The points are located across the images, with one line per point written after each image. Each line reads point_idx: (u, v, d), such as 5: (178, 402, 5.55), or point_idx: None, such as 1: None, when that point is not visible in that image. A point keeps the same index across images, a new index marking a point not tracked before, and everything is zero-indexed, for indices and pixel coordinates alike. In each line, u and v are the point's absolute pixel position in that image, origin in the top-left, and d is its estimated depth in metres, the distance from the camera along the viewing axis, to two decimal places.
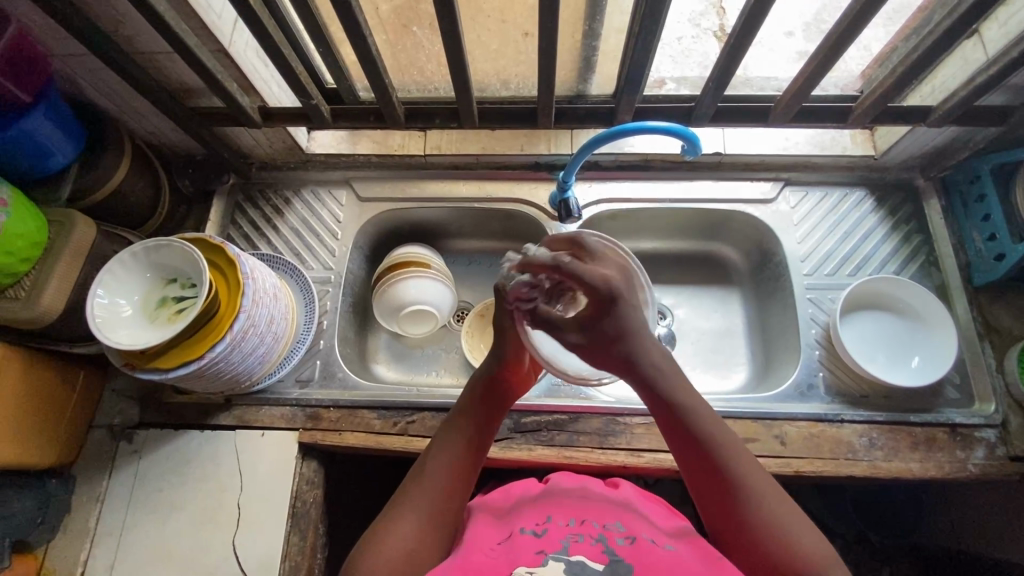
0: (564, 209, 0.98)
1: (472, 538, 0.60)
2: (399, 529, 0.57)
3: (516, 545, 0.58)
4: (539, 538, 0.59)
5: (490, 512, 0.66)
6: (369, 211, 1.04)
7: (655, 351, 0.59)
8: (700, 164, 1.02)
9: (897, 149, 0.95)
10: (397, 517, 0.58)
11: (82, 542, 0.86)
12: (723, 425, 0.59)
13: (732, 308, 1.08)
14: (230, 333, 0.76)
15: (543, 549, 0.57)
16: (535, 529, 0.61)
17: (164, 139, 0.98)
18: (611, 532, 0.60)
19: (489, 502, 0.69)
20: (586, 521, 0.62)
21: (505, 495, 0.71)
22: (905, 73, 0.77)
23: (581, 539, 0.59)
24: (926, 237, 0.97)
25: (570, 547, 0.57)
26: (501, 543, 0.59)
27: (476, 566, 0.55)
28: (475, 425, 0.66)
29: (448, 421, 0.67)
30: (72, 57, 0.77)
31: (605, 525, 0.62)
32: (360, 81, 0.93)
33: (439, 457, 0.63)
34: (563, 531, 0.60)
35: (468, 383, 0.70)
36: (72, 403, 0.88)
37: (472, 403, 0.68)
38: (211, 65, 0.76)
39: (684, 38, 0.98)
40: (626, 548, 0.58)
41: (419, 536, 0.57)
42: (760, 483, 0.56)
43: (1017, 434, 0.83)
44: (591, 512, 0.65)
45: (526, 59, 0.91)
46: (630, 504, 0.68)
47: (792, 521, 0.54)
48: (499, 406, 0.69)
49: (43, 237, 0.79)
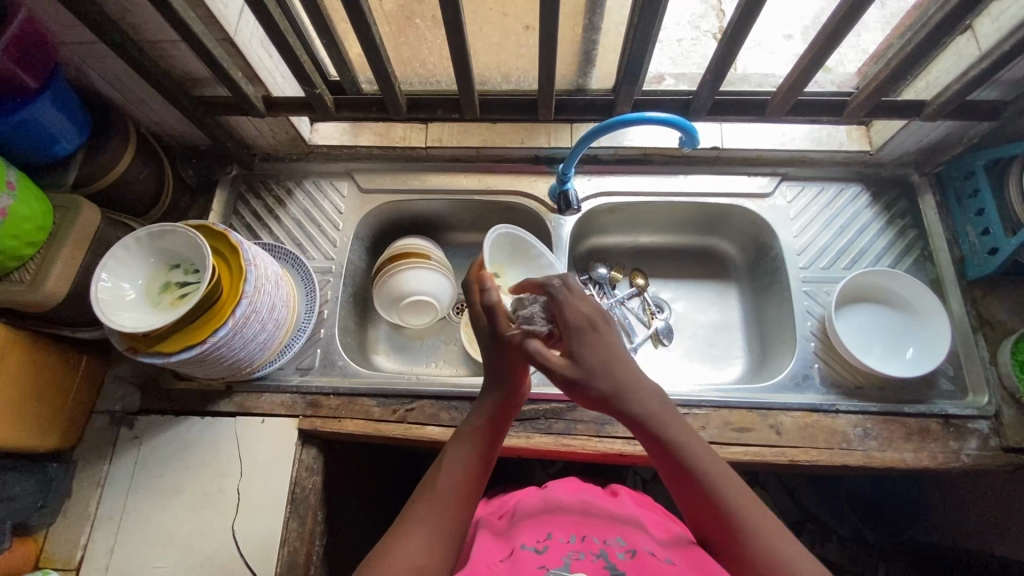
0: (564, 201, 0.98)
1: (474, 558, 0.61)
2: (411, 543, 0.57)
3: (518, 562, 0.59)
4: (540, 554, 0.60)
5: (491, 532, 0.68)
6: (371, 202, 1.05)
7: (639, 389, 0.59)
8: (697, 158, 1.03)
9: (892, 143, 0.96)
10: (408, 532, 0.58)
11: (83, 526, 0.86)
12: (695, 436, 0.59)
13: (729, 302, 1.09)
14: (232, 318, 0.77)
15: (544, 564, 0.58)
16: (537, 545, 0.62)
17: (168, 128, 0.99)
18: (612, 547, 0.61)
19: (491, 521, 0.71)
20: (586, 538, 0.63)
21: (505, 511, 0.73)
22: (898, 67, 0.78)
23: (581, 557, 0.59)
24: (920, 232, 0.98)
25: (571, 564, 0.58)
26: (503, 561, 0.60)
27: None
28: (491, 437, 0.66)
29: (462, 435, 0.66)
30: (81, 44, 0.78)
31: (605, 541, 0.62)
32: (363, 73, 0.94)
33: (450, 472, 0.63)
34: (564, 548, 0.61)
35: (482, 394, 0.69)
36: (75, 388, 0.89)
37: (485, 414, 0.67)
38: (216, 52, 0.77)
39: (683, 40, 1.00)
40: (627, 562, 0.58)
41: (429, 551, 0.57)
42: (732, 486, 0.56)
43: (1010, 425, 0.84)
44: (591, 527, 0.65)
45: (526, 52, 0.92)
46: (629, 518, 0.69)
47: (781, 547, 0.53)
48: (509, 413, 0.68)
49: (48, 221, 0.80)
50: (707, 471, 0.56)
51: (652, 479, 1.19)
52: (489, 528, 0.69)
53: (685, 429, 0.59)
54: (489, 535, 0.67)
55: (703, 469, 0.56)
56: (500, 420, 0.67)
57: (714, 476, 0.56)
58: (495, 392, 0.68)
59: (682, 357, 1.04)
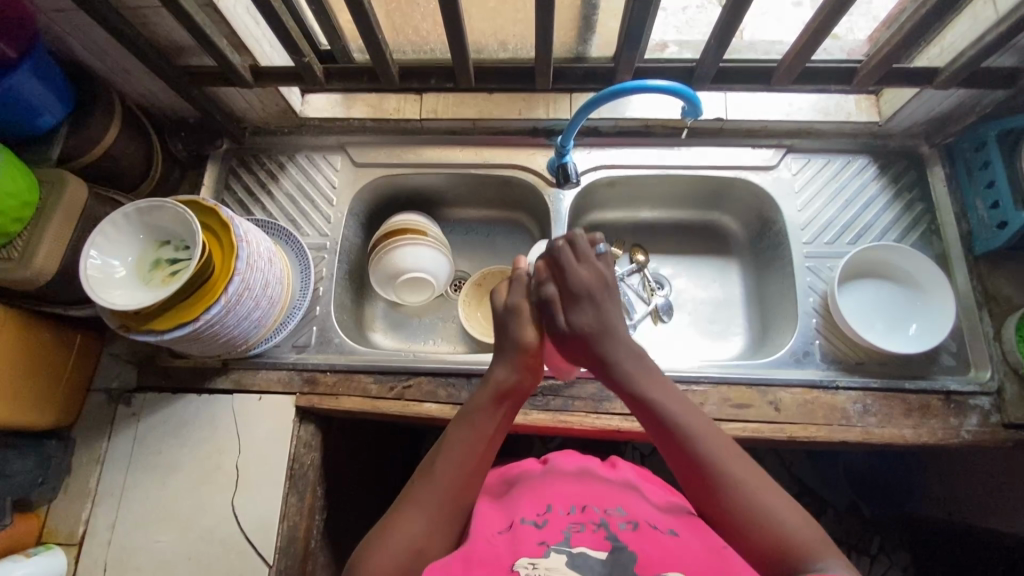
0: (563, 174, 0.95)
1: (472, 529, 0.61)
2: (406, 527, 0.58)
3: (517, 536, 0.58)
4: (540, 529, 0.59)
5: (491, 500, 0.68)
6: (365, 176, 1.03)
7: (625, 353, 0.68)
8: (700, 130, 1.00)
9: (903, 113, 0.93)
10: (401, 516, 0.59)
11: (84, 501, 0.87)
12: (671, 392, 0.66)
13: (730, 278, 1.08)
14: (225, 296, 0.75)
15: (544, 541, 0.57)
16: (536, 519, 0.61)
17: (155, 101, 0.97)
18: (613, 517, 0.60)
19: (490, 488, 0.71)
20: (586, 508, 0.62)
21: (505, 480, 0.73)
22: (911, 31, 0.75)
23: (582, 529, 0.59)
24: (928, 205, 0.96)
25: (572, 539, 0.57)
26: (502, 533, 0.60)
27: (478, 559, 0.55)
28: (493, 424, 0.66)
29: (462, 414, 0.67)
30: (59, 13, 0.76)
31: (606, 511, 0.62)
32: (354, 42, 0.91)
33: (447, 452, 0.64)
34: (564, 520, 0.60)
35: (492, 365, 0.70)
36: (68, 367, 0.88)
37: (484, 396, 0.68)
38: (200, 19, 0.74)
39: (689, 7, 0.95)
40: (628, 532, 0.58)
41: (423, 532, 0.58)
42: (693, 419, 0.63)
43: (1012, 402, 0.84)
44: (590, 498, 0.64)
45: (524, 17, 0.89)
46: (627, 488, 0.68)
47: (788, 520, 0.56)
48: (515, 393, 0.68)
49: (34, 197, 0.78)
50: (667, 405, 0.64)
51: (650, 455, 1.19)
52: (486, 495, 0.69)
53: (672, 397, 0.65)
54: (487, 503, 0.67)
55: (677, 420, 0.63)
56: (501, 405, 0.67)
57: (687, 426, 0.63)
58: (503, 371, 0.69)
59: (682, 333, 1.03)
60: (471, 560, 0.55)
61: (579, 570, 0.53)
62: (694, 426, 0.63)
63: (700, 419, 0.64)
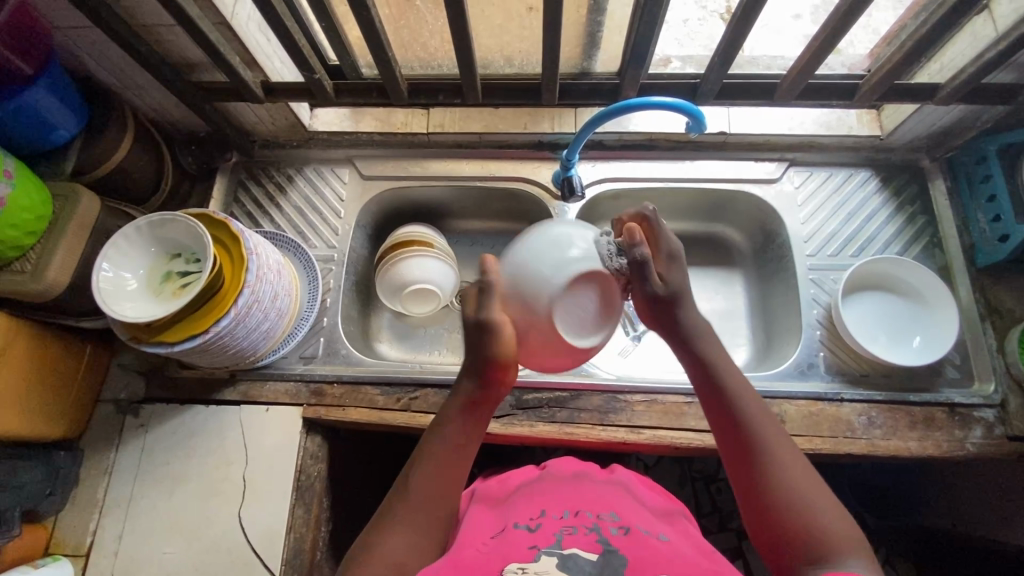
0: (567, 187, 0.97)
1: (468, 535, 0.62)
2: (387, 540, 0.58)
3: (510, 541, 0.59)
4: (532, 532, 0.60)
5: (486, 507, 0.69)
6: (372, 189, 1.04)
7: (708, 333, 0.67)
8: (703, 144, 1.01)
9: (904, 127, 0.94)
10: (384, 528, 0.59)
11: (92, 513, 0.87)
12: (737, 371, 0.66)
13: (734, 289, 1.08)
14: (234, 308, 0.76)
15: (536, 544, 0.58)
16: (529, 524, 0.62)
17: (167, 115, 0.98)
18: (606, 522, 0.61)
19: (486, 491, 0.72)
20: (580, 513, 0.63)
21: (503, 485, 0.73)
22: (913, 48, 0.76)
23: (574, 532, 0.59)
24: (930, 218, 0.97)
25: (564, 541, 0.58)
26: (496, 538, 0.61)
27: (468, 564, 0.56)
28: (467, 435, 0.64)
29: (435, 427, 0.66)
30: (74, 30, 0.77)
31: (599, 516, 0.62)
32: (362, 57, 0.92)
33: (426, 466, 0.63)
34: (557, 524, 0.61)
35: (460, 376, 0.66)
36: (77, 379, 0.89)
37: (455, 408, 0.65)
38: (214, 38, 0.76)
39: (690, 20, 0.98)
40: (620, 539, 0.58)
41: (408, 544, 0.58)
42: (754, 402, 0.63)
43: (1016, 415, 0.84)
44: (586, 503, 0.65)
45: (529, 34, 0.91)
46: (623, 492, 0.69)
47: (834, 524, 0.55)
48: (484, 405, 0.65)
49: (47, 211, 0.79)
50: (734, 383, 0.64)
51: (654, 465, 1.19)
52: (482, 503, 0.70)
53: (737, 375, 0.65)
54: (483, 511, 0.68)
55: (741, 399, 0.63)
56: (472, 417, 0.65)
57: (749, 405, 0.63)
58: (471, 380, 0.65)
59: None
60: (460, 566, 0.56)
61: (568, 571, 0.53)
62: (752, 406, 0.63)
63: (760, 402, 0.64)
